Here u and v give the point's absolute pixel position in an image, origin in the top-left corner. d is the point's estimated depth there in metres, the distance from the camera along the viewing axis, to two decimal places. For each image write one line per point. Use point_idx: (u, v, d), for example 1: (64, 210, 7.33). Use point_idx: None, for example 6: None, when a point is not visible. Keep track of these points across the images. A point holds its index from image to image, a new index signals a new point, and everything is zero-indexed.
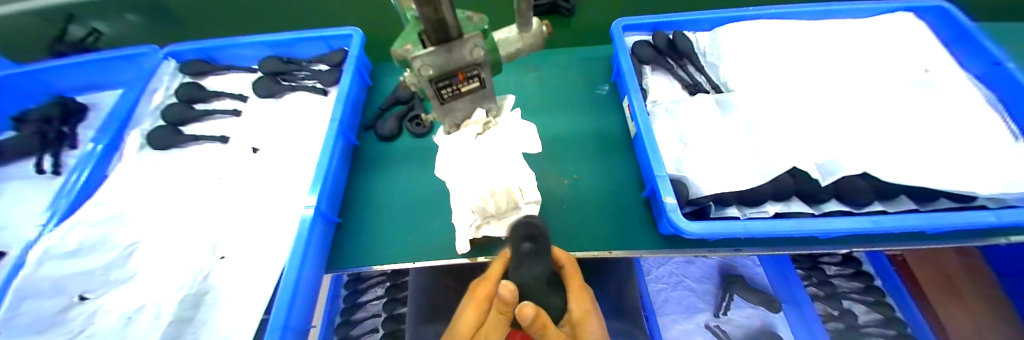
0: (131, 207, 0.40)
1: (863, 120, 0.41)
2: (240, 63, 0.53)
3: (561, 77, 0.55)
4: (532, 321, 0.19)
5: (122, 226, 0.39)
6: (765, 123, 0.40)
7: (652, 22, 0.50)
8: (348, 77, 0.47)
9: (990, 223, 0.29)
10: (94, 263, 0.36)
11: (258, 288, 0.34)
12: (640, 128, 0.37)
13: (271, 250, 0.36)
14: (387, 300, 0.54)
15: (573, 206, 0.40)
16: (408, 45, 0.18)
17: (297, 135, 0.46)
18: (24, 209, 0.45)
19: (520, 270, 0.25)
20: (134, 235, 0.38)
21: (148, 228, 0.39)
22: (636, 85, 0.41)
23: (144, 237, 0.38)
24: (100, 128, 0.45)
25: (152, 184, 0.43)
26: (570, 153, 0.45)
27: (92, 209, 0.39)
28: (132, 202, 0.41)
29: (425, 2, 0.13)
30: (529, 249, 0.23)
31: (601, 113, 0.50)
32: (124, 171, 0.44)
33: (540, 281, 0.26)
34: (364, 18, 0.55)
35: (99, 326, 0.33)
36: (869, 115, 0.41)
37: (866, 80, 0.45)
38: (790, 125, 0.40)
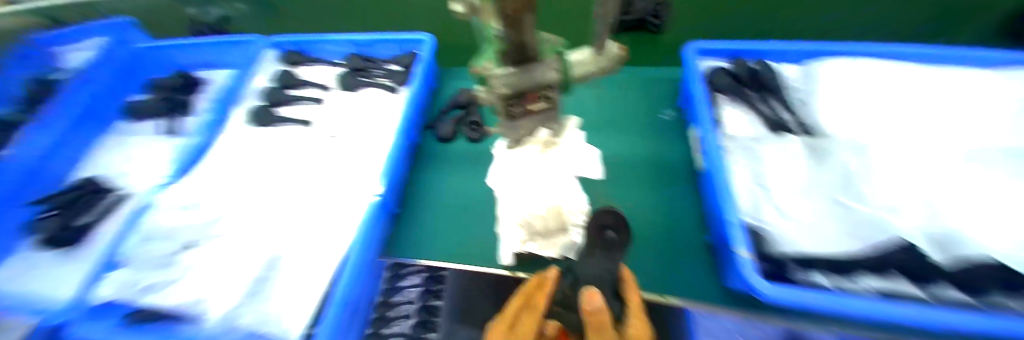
0: (229, 174, 0.47)
1: (1000, 189, 0.33)
2: (325, 57, 0.59)
3: (624, 97, 0.53)
4: (598, 307, 0.23)
5: (222, 189, 0.45)
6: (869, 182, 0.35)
7: (733, 48, 0.46)
8: (419, 79, 0.50)
9: None
10: (199, 218, 0.42)
11: (322, 263, 0.37)
12: (710, 163, 0.35)
13: (333, 231, 0.39)
14: None
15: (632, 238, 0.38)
16: (487, 63, 0.19)
17: (370, 126, 0.50)
18: (149, 161, 0.54)
19: (589, 261, 0.28)
20: (228, 198, 0.44)
21: (238, 193, 0.45)
22: (709, 116, 0.38)
23: (234, 201, 0.44)
24: (212, 100, 0.53)
25: (246, 155, 0.49)
26: (622, 177, 0.43)
27: (206, 172, 0.47)
28: (231, 169, 0.48)
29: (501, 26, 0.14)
30: (612, 238, 0.27)
31: (667, 141, 0.47)
32: (228, 140, 0.51)
33: (606, 277, 0.28)
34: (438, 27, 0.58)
35: (194, 273, 0.38)
36: (1010, 184, 0.34)
37: (1009, 141, 0.37)
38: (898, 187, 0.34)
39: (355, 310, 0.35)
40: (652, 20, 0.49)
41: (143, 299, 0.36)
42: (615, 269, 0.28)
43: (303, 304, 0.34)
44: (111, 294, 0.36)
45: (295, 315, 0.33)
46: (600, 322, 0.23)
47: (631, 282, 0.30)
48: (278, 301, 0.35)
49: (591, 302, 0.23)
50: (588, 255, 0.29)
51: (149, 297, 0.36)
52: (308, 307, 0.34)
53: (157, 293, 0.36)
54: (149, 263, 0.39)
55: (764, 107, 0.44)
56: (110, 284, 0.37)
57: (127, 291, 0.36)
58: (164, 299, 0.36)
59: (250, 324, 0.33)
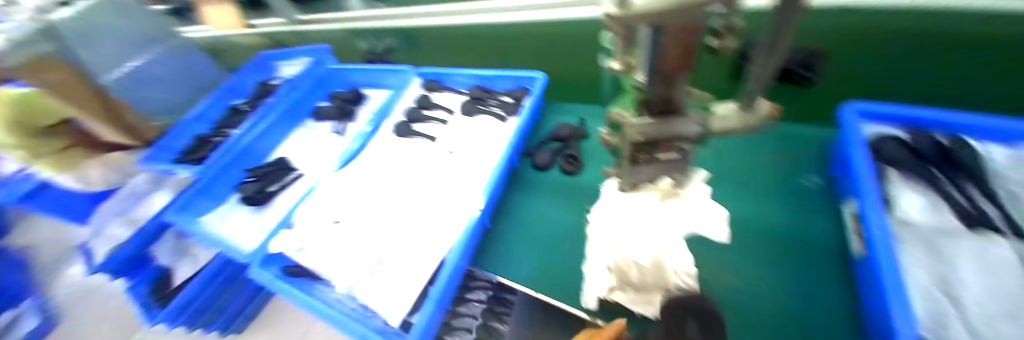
0: (375, 172, 0.60)
1: None
2: (455, 86, 0.70)
3: (748, 152, 0.50)
4: None
5: (370, 183, 0.59)
6: None
7: (909, 115, 0.40)
8: (527, 112, 0.56)
9: None
10: None
11: (428, 259, 0.46)
12: (880, 255, 0.29)
13: (446, 233, 0.48)
14: None
15: (752, 316, 0.34)
16: (623, 111, 0.21)
17: (480, 148, 0.57)
18: (318, 151, 0.71)
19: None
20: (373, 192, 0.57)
21: (379, 188, 0.57)
22: (876, 195, 0.33)
23: (377, 194, 0.57)
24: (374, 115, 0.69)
25: (388, 159, 0.62)
26: (746, 244, 0.40)
27: (359, 168, 0.62)
28: (375, 168, 0.61)
29: (664, 81, 0.17)
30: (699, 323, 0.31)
31: (807, 214, 0.41)
32: (376, 146, 0.65)
33: None
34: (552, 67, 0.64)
35: (344, 244, 0.51)
36: None
37: None
38: None
39: (443, 311, 0.41)
40: (803, 72, 0.43)
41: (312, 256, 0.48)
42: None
43: (405, 292, 0.42)
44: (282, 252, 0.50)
45: (395, 305, 0.41)
46: None
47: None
48: (389, 284, 0.44)
49: None
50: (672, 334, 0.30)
51: None
52: (409, 297, 0.42)
53: (317, 255, 0.49)
54: (310, 230, 0.53)
55: (958, 194, 0.35)
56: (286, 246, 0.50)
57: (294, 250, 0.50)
58: (319, 260, 0.48)
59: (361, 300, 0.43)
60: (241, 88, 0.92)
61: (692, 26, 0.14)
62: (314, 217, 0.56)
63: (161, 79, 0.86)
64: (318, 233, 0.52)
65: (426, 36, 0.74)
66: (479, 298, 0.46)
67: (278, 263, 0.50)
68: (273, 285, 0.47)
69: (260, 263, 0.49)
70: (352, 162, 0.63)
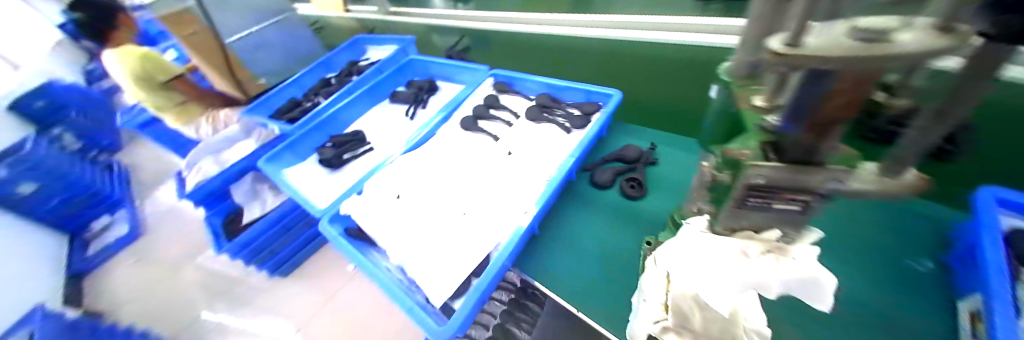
0: (436, 159, 0.63)
1: None
2: (524, 92, 0.72)
3: (848, 220, 0.44)
4: None
5: (429, 168, 0.62)
6: None
7: None
8: (595, 127, 0.56)
9: None
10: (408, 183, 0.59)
11: (477, 250, 0.46)
12: None
13: (495, 230, 0.48)
14: (506, 309, 0.59)
15: None
16: (746, 151, 0.20)
17: (541, 154, 0.58)
18: (387, 130, 0.77)
19: None
20: (431, 177, 0.60)
21: (438, 175, 0.60)
22: (1007, 295, 0.28)
23: (435, 180, 0.59)
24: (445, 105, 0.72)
25: (449, 149, 0.65)
26: (825, 325, 0.35)
27: (425, 152, 0.65)
28: (438, 155, 0.64)
29: (812, 129, 0.16)
30: None
31: (908, 298, 0.36)
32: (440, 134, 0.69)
33: None
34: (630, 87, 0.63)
35: (401, 219, 0.53)
36: None
37: None
38: None
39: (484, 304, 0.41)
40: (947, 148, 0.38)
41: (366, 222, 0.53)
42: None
43: (451, 277, 0.44)
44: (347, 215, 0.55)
45: (440, 286, 0.43)
46: None
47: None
48: (437, 264, 0.45)
49: None
50: None
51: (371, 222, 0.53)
52: (454, 282, 0.44)
53: (373, 225, 0.52)
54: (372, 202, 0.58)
55: None
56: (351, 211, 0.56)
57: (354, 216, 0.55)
58: (375, 230, 0.52)
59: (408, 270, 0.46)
60: (333, 64, 1.02)
61: (864, 81, 0.13)
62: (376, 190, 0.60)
63: (269, 45, 0.98)
64: (379, 205, 0.55)
65: (506, 40, 0.76)
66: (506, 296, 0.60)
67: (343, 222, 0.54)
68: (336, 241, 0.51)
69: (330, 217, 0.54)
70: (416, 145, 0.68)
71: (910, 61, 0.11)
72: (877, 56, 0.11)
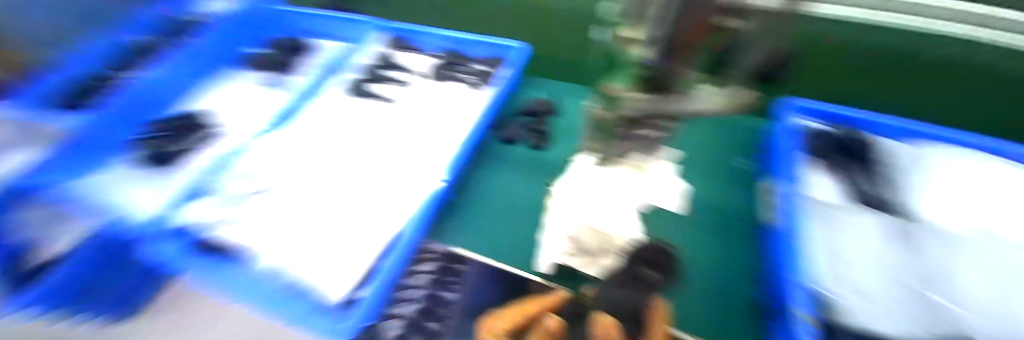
0: (321, 135, 0.55)
1: None
2: (417, 45, 0.65)
3: (694, 140, 0.54)
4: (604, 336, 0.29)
5: (304, 149, 0.54)
6: None
7: (827, 111, 0.47)
8: (502, 84, 0.55)
9: None
10: (285, 168, 0.51)
11: (384, 230, 0.42)
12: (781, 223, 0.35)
13: (400, 201, 0.45)
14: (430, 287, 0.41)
15: (690, 276, 0.38)
16: (622, 86, 0.21)
17: (442, 114, 0.54)
18: (243, 105, 0.61)
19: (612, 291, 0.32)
20: (310, 158, 0.52)
21: (325, 153, 0.53)
22: (790, 174, 0.40)
23: (324, 160, 0.52)
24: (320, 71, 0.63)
25: (332, 121, 0.57)
26: (684, 224, 0.43)
27: (305, 133, 0.56)
28: (323, 133, 0.55)
29: (674, 57, 0.17)
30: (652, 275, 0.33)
31: (730, 188, 0.47)
32: (321, 107, 0.59)
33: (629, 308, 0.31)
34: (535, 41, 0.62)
35: (288, 216, 0.45)
36: None
37: None
38: None
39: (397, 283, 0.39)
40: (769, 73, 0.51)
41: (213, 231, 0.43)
42: (646, 303, 0.31)
43: (355, 264, 0.38)
44: (195, 225, 0.43)
45: (336, 281, 0.36)
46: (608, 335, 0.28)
47: (659, 318, 0.30)
48: (338, 251, 0.40)
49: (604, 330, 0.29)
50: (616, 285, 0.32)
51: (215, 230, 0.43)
52: (357, 268, 0.38)
53: (249, 225, 0.44)
54: (231, 200, 0.47)
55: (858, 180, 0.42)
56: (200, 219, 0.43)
57: (206, 221, 0.43)
58: (249, 230, 0.43)
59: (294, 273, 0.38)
60: None
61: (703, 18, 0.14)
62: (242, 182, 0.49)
63: None
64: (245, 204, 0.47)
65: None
66: (427, 269, 0.40)
67: (183, 238, 0.41)
68: (178, 263, 0.39)
69: (168, 234, 0.41)
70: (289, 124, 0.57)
71: None
72: None
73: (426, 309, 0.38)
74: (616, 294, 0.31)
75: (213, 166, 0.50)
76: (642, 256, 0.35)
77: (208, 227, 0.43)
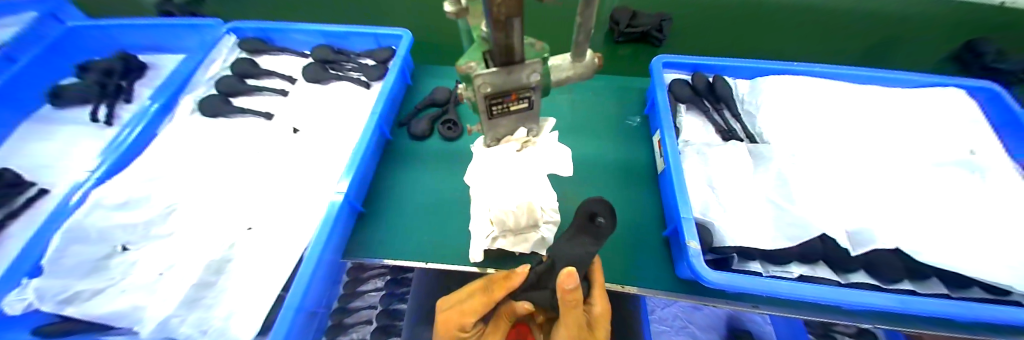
0: (190, 168, 0.46)
1: (882, 194, 0.41)
2: (293, 47, 0.58)
3: (595, 103, 0.58)
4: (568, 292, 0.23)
5: (161, 186, 0.44)
6: (811, 196, 0.40)
7: (693, 63, 0.52)
8: (393, 75, 0.50)
9: (977, 315, 0.30)
10: (138, 218, 0.41)
11: (287, 260, 0.38)
12: (669, 163, 0.40)
13: (300, 226, 0.40)
14: (384, 293, 0.47)
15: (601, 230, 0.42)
16: (472, 62, 0.20)
17: (337, 122, 0.50)
18: (71, 153, 0.49)
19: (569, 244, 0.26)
20: (174, 199, 0.44)
21: (198, 189, 0.45)
22: (669, 122, 0.44)
23: (198, 197, 0.44)
24: (162, 89, 0.51)
25: (202, 151, 0.48)
26: (593, 183, 0.47)
27: (150, 172, 0.45)
28: (185, 171, 0.46)
29: (500, 28, 0.16)
30: (602, 228, 0.23)
31: (630, 142, 0.52)
32: (179, 135, 0.49)
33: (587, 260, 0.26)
34: (432, 27, 0.60)
35: (164, 275, 0.37)
36: (885, 188, 0.41)
37: (890, 158, 0.45)
38: (837, 200, 0.40)
39: (307, 313, 0.35)
40: (657, 34, 0.57)
41: (67, 309, 0.34)
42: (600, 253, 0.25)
43: (259, 308, 0.34)
44: (25, 307, 0.33)
45: (248, 319, 0.34)
46: (572, 303, 0.24)
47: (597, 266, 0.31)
48: (239, 299, 0.35)
49: (568, 283, 0.22)
50: (573, 236, 0.26)
51: (77, 307, 0.34)
52: (263, 310, 0.34)
53: (104, 297, 0.35)
54: (71, 270, 0.36)
55: (717, 116, 0.50)
56: (25, 294, 0.33)
57: (46, 301, 0.33)
58: (105, 304, 0.34)
59: (192, 332, 0.33)
60: None
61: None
62: (86, 245, 0.38)
63: None
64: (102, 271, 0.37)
65: None
66: (375, 287, 0.47)
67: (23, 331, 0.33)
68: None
69: None
70: (132, 163, 0.46)
71: None
72: None
73: (384, 325, 0.45)
74: (572, 247, 0.26)
75: (47, 228, 0.38)
76: (585, 208, 0.23)
77: (53, 308, 0.33)
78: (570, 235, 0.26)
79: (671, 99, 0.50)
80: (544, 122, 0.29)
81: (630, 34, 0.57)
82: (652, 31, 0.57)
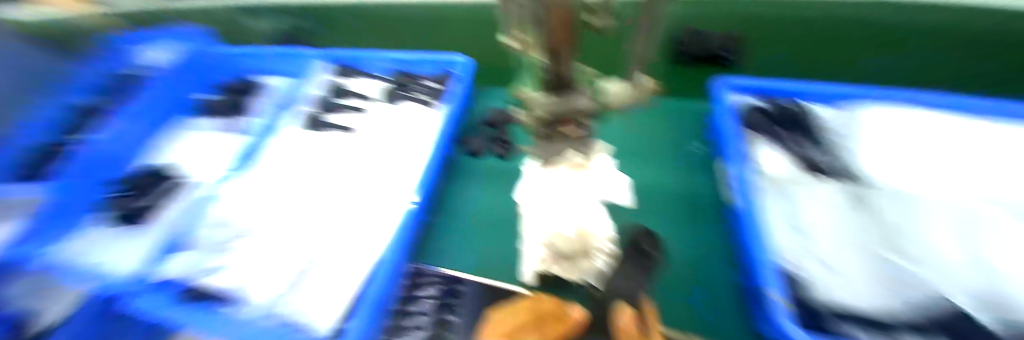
0: (286, 172, 0.54)
1: None
2: (371, 71, 0.66)
3: (657, 128, 0.56)
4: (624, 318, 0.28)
5: (264, 185, 0.52)
6: (923, 244, 0.34)
7: (758, 86, 0.51)
8: (456, 98, 0.56)
9: None
10: (248, 212, 0.49)
11: (359, 257, 0.42)
12: (743, 202, 0.37)
13: (370, 230, 0.45)
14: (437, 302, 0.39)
15: (669, 269, 0.39)
16: (526, 91, 0.20)
17: (406, 137, 0.55)
18: (205, 155, 0.60)
19: (621, 278, 0.33)
20: (272, 196, 0.51)
21: (290, 191, 0.52)
22: (739, 152, 0.42)
23: (290, 197, 0.51)
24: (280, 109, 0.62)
25: (296, 158, 0.56)
26: (650, 212, 0.45)
27: (260, 174, 0.54)
28: (283, 172, 0.54)
29: (554, 59, 0.16)
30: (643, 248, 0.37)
31: (694, 171, 0.50)
32: (281, 144, 0.58)
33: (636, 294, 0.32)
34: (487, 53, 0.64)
35: (260, 257, 0.43)
36: None
37: None
38: (966, 250, 0.33)
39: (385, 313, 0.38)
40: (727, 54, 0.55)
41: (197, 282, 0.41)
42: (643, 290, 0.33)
43: (340, 293, 0.38)
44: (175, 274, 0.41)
45: (325, 310, 0.36)
46: None
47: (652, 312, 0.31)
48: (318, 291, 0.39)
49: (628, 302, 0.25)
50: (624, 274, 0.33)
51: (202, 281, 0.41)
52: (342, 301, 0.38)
53: (219, 277, 0.41)
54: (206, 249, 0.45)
55: (795, 149, 0.46)
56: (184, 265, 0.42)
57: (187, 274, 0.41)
58: (218, 282, 0.41)
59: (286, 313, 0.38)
60: None
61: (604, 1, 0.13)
62: (216, 235, 0.46)
63: None
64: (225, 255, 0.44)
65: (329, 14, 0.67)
66: (430, 295, 0.39)
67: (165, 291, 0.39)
68: (160, 312, 0.37)
69: (146, 290, 0.39)
70: (246, 166, 0.55)
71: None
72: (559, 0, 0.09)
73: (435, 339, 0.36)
74: (627, 282, 0.33)
75: (185, 215, 0.48)
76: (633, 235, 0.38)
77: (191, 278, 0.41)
78: (625, 273, 0.34)
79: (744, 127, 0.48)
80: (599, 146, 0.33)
81: (697, 56, 0.56)
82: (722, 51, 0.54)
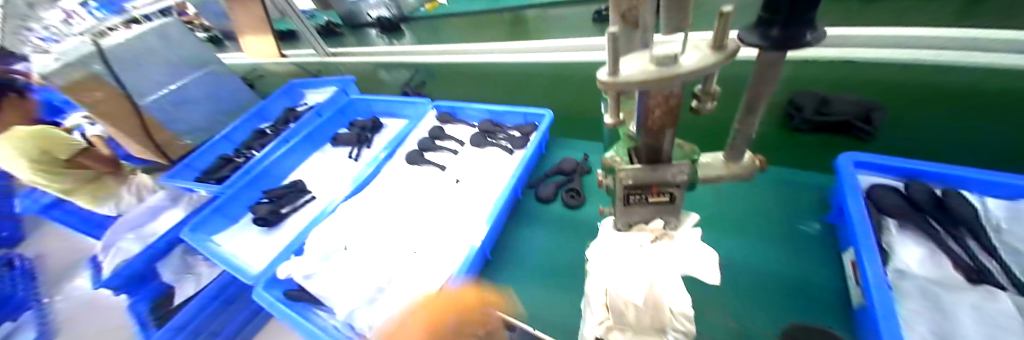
0: (386, 197, 0.64)
1: None
2: (468, 120, 0.76)
3: (752, 198, 0.52)
4: None
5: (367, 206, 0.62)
6: None
7: (903, 166, 0.41)
8: (531, 147, 0.60)
9: None
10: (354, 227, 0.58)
11: (425, 283, 0.46)
12: (873, 299, 0.30)
13: (443, 261, 0.49)
14: None
15: None
16: (617, 158, 0.23)
17: (486, 178, 0.61)
18: (331, 176, 0.75)
19: None
20: (371, 216, 0.60)
21: (386, 213, 0.60)
22: (870, 241, 0.34)
23: (385, 220, 0.59)
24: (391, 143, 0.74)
25: (395, 186, 0.66)
26: (739, 292, 0.40)
27: (367, 196, 0.65)
28: (385, 196, 0.64)
29: (652, 134, 0.19)
30: None
31: (803, 253, 0.43)
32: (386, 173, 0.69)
33: None
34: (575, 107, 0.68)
35: (351, 267, 0.50)
36: None
37: None
38: None
39: None
40: (864, 125, 0.50)
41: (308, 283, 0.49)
42: None
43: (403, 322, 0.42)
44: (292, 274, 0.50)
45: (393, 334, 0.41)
46: None
47: None
48: (391, 310, 0.44)
49: None
50: None
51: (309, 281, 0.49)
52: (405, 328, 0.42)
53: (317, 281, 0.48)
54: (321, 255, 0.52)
55: (956, 246, 0.36)
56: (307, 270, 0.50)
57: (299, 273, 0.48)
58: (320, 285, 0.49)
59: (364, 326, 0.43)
60: (268, 113, 0.93)
61: (671, 96, 0.17)
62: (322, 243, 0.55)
63: (194, 102, 0.85)
64: (326, 261, 0.52)
65: (451, 72, 0.82)
66: None
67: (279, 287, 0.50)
68: (276, 306, 0.47)
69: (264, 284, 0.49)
70: (359, 189, 0.67)
71: (700, 68, 0.14)
72: (667, 77, 0.14)
73: None
74: None
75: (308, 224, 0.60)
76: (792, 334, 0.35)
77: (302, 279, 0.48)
78: None
79: (871, 211, 0.40)
80: (684, 216, 0.32)
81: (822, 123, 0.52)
82: (856, 119, 0.50)
